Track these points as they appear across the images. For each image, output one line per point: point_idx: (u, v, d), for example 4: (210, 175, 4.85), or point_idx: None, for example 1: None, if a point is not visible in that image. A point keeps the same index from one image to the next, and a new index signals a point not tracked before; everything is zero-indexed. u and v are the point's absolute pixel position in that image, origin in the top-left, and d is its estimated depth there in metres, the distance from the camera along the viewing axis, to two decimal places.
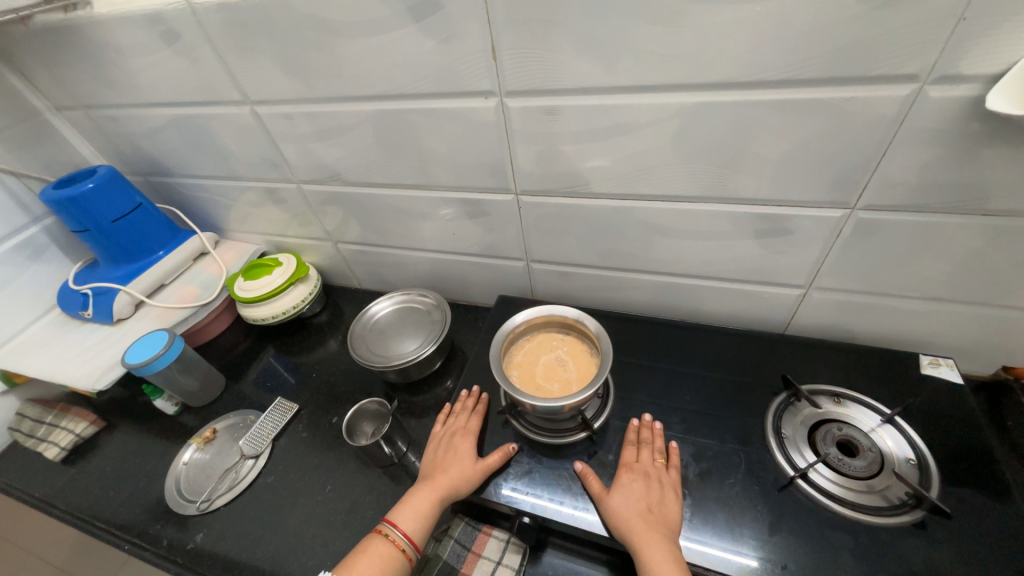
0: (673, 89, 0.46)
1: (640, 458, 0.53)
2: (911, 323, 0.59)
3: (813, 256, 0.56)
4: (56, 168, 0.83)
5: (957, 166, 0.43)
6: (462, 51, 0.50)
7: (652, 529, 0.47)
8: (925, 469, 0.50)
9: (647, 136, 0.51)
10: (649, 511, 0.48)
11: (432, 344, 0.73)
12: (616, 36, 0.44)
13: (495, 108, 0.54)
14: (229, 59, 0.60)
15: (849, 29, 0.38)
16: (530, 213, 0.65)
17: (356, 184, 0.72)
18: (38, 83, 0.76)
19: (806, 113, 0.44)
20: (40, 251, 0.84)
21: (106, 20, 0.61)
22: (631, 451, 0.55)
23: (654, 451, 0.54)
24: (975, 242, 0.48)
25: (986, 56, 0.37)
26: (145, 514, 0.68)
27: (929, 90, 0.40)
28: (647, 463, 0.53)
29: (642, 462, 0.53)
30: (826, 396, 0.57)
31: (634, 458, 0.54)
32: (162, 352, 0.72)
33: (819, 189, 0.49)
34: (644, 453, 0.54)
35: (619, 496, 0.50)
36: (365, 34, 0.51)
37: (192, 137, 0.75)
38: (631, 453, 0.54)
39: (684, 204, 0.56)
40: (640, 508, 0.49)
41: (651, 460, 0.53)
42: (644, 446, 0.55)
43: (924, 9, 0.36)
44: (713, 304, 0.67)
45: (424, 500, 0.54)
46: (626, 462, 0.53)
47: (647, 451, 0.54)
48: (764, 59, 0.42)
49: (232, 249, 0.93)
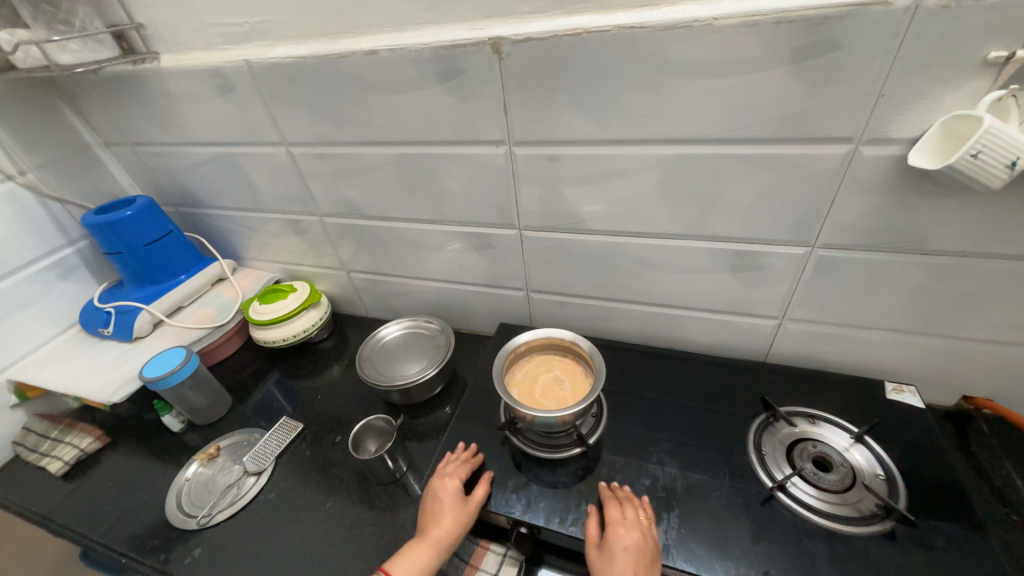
0: (655, 143, 0.55)
1: (627, 515, 0.51)
2: (876, 353, 0.65)
3: (783, 290, 0.63)
4: (96, 197, 0.91)
5: (895, 212, 0.51)
6: (480, 107, 0.59)
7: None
8: (892, 484, 0.54)
9: (636, 181, 0.59)
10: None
11: (434, 367, 0.77)
12: (608, 100, 0.53)
13: (504, 155, 0.63)
14: (274, 106, 0.69)
15: (796, 100, 0.47)
16: (532, 246, 0.73)
17: (374, 218, 0.79)
18: (94, 122, 0.85)
19: (766, 165, 0.53)
20: (70, 272, 0.89)
21: (171, 72, 0.71)
22: (616, 507, 0.53)
23: (637, 509, 0.53)
24: (920, 278, 0.55)
25: (904, 124, 0.46)
26: (145, 529, 0.69)
27: (864, 149, 0.48)
28: (635, 521, 0.51)
29: (628, 521, 0.51)
30: (802, 417, 0.62)
31: (621, 515, 0.52)
32: (179, 367, 0.76)
33: (783, 230, 0.57)
34: (630, 511, 0.52)
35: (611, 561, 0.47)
36: (398, 91, 0.61)
37: (227, 172, 0.83)
38: (617, 510, 0.52)
39: (668, 241, 0.63)
40: (631, 573, 0.47)
41: (638, 519, 0.51)
42: (627, 505, 0.53)
43: (851, 87, 0.45)
44: (698, 334, 0.73)
45: (422, 553, 0.53)
46: (614, 519, 0.51)
47: (632, 509, 0.52)
48: (729, 121, 0.51)
49: (249, 275, 0.99)
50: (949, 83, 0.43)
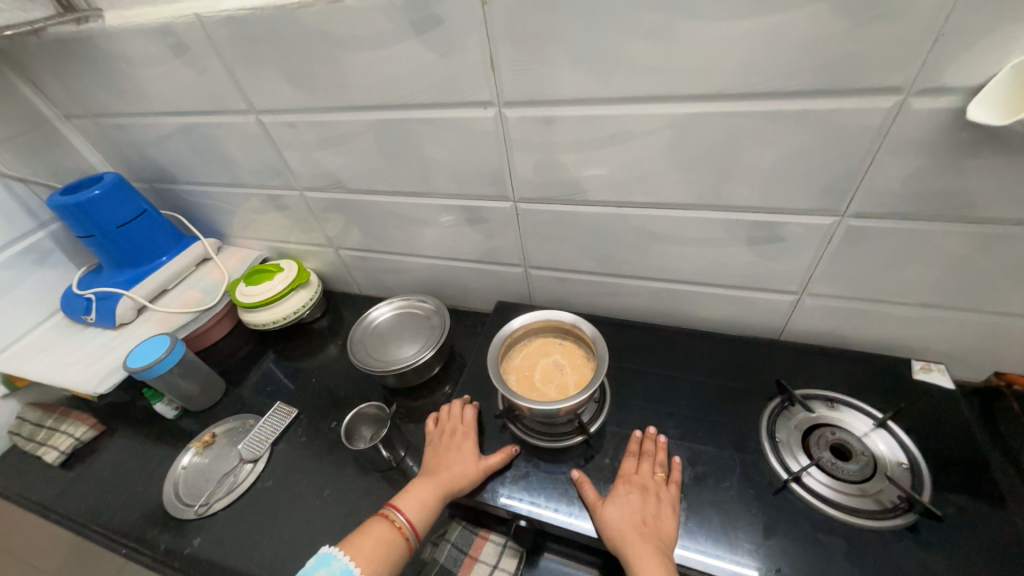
0: (666, 100, 0.48)
1: (640, 470, 0.53)
2: (904, 329, 0.60)
3: (805, 263, 0.57)
4: (64, 176, 0.85)
5: (944, 175, 0.45)
6: (463, 63, 0.51)
7: (645, 541, 0.47)
8: (917, 473, 0.50)
9: (643, 145, 0.52)
10: (643, 523, 0.48)
11: (431, 349, 0.73)
12: (611, 49, 0.45)
13: (494, 118, 0.56)
14: (235, 69, 0.62)
15: (836, 44, 0.39)
16: (528, 219, 0.67)
17: (358, 191, 0.73)
18: (48, 92, 0.77)
19: (795, 123, 0.45)
20: (46, 256, 0.85)
21: (117, 32, 0.63)
22: (632, 462, 0.55)
23: (655, 464, 0.54)
24: (964, 248, 0.49)
25: (966, 71, 0.38)
26: (144, 518, 0.68)
27: (913, 102, 0.41)
28: (646, 476, 0.52)
29: (641, 475, 0.53)
30: (820, 401, 0.58)
31: (634, 470, 0.54)
32: (155, 361, 0.72)
33: (809, 197, 0.50)
34: (645, 466, 0.54)
35: (614, 508, 0.50)
36: (369, 46, 0.53)
37: (197, 145, 0.76)
38: (630, 464, 0.54)
39: (679, 211, 0.57)
40: (634, 520, 0.49)
41: (651, 471, 0.53)
42: (645, 459, 0.55)
43: (905, 25, 0.37)
44: (709, 310, 0.68)
45: (430, 491, 0.55)
46: (624, 473, 0.53)
47: (649, 464, 0.54)
48: (753, 71, 0.43)
49: (235, 254, 0.95)
50: None
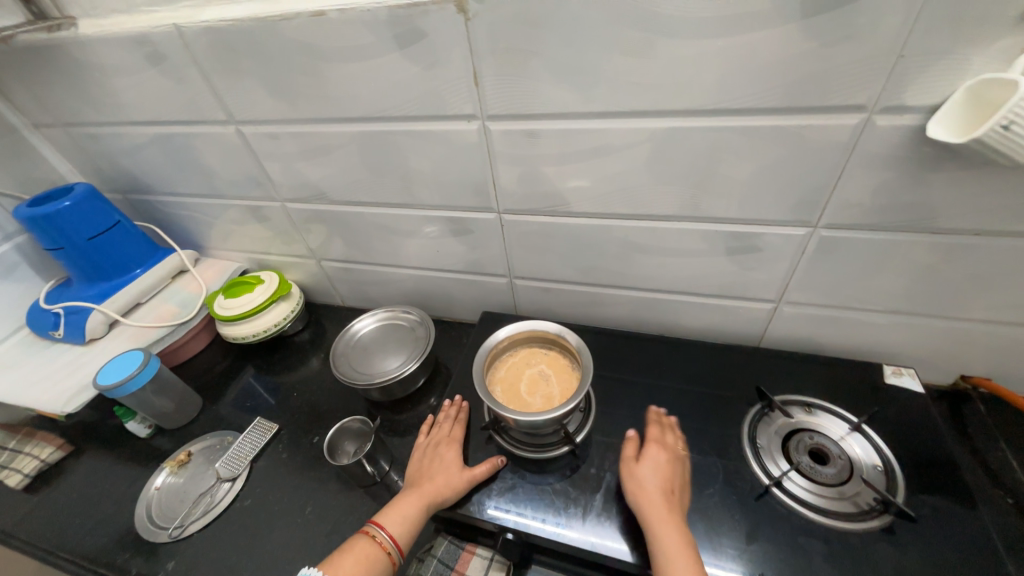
0: (646, 115, 0.49)
1: (668, 441, 0.55)
2: (875, 335, 0.62)
3: (781, 272, 0.59)
4: (32, 186, 0.82)
5: (907, 187, 0.47)
6: (446, 77, 0.52)
7: (670, 505, 0.49)
8: (891, 475, 0.52)
9: (624, 158, 0.53)
10: (668, 488, 0.50)
11: (415, 361, 0.73)
12: (592, 65, 0.47)
13: (478, 131, 0.56)
14: (215, 79, 0.61)
15: (805, 64, 0.41)
16: (512, 230, 0.67)
17: (340, 202, 0.72)
18: (16, 100, 0.75)
19: (767, 139, 0.47)
20: (11, 270, 0.82)
21: (91, 40, 0.62)
22: (659, 432, 0.56)
23: (677, 439, 0.56)
24: (929, 257, 0.52)
25: (923, 90, 0.40)
26: (113, 543, 0.65)
27: (877, 119, 0.43)
28: (672, 448, 0.55)
29: (670, 446, 0.55)
30: (798, 406, 0.60)
31: (662, 439, 0.56)
32: (123, 382, 0.69)
33: (783, 209, 0.52)
34: (671, 438, 0.56)
35: (648, 470, 0.51)
36: (353, 59, 0.53)
37: (174, 155, 0.75)
38: (661, 434, 0.56)
39: (660, 223, 0.58)
40: (663, 483, 0.50)
41: (675, 444, 0.55)
42: (670, 433, 0.57)
43: (868, 47, 0.39)
44: (690, 318, 0.69)
45: (412, 504, 0.54)
46: (655, 440, 0.55)
47: (673, 438, 0.56)
48: (727, 89, 0.45)
49: (213, 266, 0.92)
50: (981, 40, 0.37)
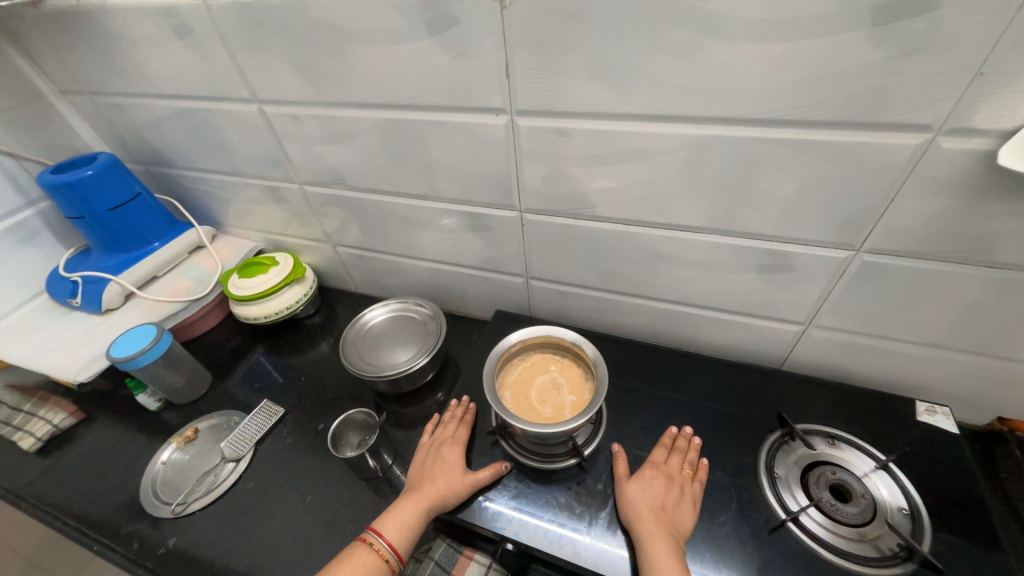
0: (685, 120, 0.46)
1: (668, 461, 0.55)
2: (909, 367, 0.59)
3: (815, 294, 0.55)
4: (57, 153, 0.82)
5: (966, 216, 0.43)
6: (476, 67, 0.49)
7: (660, 524, 0.48)
8: (917, 520, 0.49)
9: (657, 164, 0.50)
10: (662, 508, 0.50)
11: (425, 356, 0.71)
12: (632, 64, 0.44)
13: (505, 125, 0.54)
14: (240, 56, 0.59)
15: (867, 75, 0.38)
16: (533, 230, 0.65)
17: (359, 189, 0.71)
18: (44, 66, 0.75)
19: (816, 154, 0.44)
20: (33, 235, 0.83)
21: (118, 9, 0.60)
22: (662, 452, 0.56)
23: (684, 460, 0.55)
24: (979, 292, 0.48)
25: (998, 113, 0.37)
26: (118, 513, 0.66)
27: (942, 140, 0.39)
28: (673, 468, 0.54)
29: (669, 466, 0.54)
30: (820, 437, 0.57)
31: (663, 459, 0.55)
32: (136, 356, 0.69)
33: (824, 229, 0.49)
34: (674, 458, 0.55)
35: (636, 486, 0.52)
36: (381, 43, 0.51)
37: (196, 131, 0.74)
38: (661, 453, 0.56)
39: (689, 234, 0.55)
40: (654, 502, 0.50)
41: (679, 465, 0.54)
42: (676, 452, 0.56)
43: (942, 62, 0.36)
44: (711, 334, 0.67)
45: (411, 508, 0.53)
46: (653, 460, 0.55)
47: (678, 459, 0.55)
48: (778, 97, 0.41)
49: (230, 244, 0.92)
50: None
